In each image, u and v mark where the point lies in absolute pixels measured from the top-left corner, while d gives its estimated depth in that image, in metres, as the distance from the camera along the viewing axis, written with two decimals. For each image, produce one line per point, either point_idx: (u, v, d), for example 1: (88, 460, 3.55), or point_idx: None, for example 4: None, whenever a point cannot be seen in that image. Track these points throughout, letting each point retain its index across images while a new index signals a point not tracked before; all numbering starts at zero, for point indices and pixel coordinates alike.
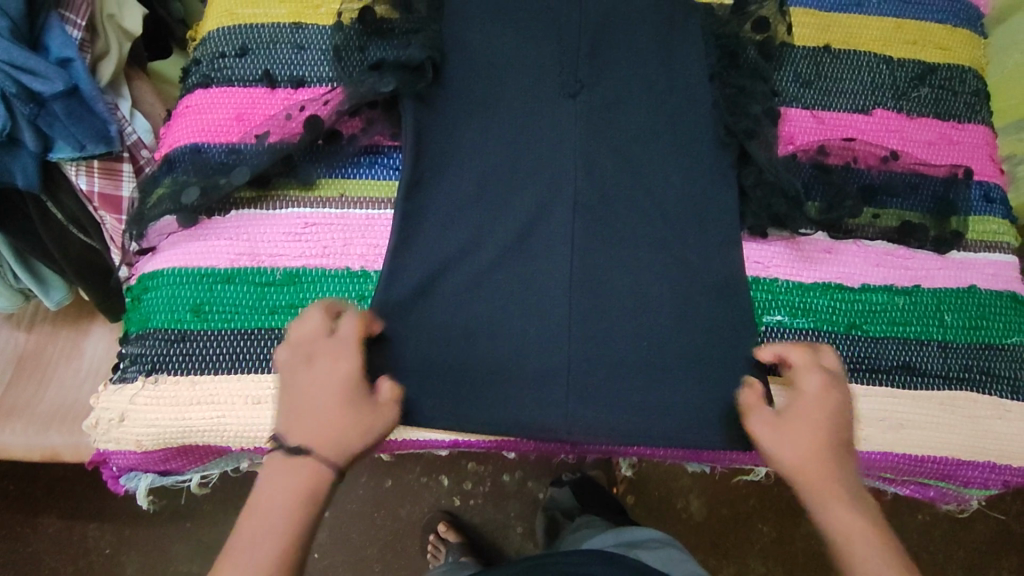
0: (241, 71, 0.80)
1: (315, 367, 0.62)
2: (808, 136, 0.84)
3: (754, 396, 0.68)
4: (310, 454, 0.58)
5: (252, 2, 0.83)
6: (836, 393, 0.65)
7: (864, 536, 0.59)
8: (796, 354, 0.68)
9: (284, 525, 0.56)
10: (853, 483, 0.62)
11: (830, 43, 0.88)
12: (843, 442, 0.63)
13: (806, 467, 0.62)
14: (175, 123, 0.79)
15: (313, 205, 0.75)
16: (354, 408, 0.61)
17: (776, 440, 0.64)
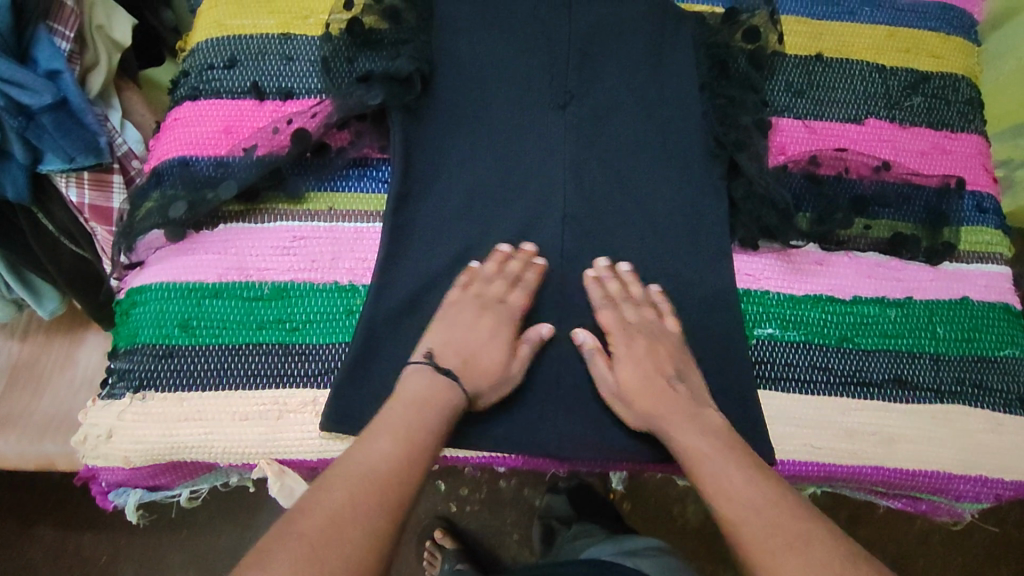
0: (229, 83, 0.80)
1: (480, 319, 0.71)
2: (799, 146, 0.83)
3: (600, 359, 0.71)
4: (454, 379, 0.67)
5: (241, 14, 0.83)
6: (643, 340, 0.71)
7: (710, 459, 0.63)
8: (602, 311, 0.73)
9: (424, 421, 0.62)
10: (696, 412, 0.67)
11: (822, 52, 0.88)
12: (665, 367, 0.70)
13: (651, 416, 0.68)
14: (163, 136, 0.79)
15: (301, 219, 0.75)
16: (496, 361, 0.69)
17: (623, 395, 0.70)
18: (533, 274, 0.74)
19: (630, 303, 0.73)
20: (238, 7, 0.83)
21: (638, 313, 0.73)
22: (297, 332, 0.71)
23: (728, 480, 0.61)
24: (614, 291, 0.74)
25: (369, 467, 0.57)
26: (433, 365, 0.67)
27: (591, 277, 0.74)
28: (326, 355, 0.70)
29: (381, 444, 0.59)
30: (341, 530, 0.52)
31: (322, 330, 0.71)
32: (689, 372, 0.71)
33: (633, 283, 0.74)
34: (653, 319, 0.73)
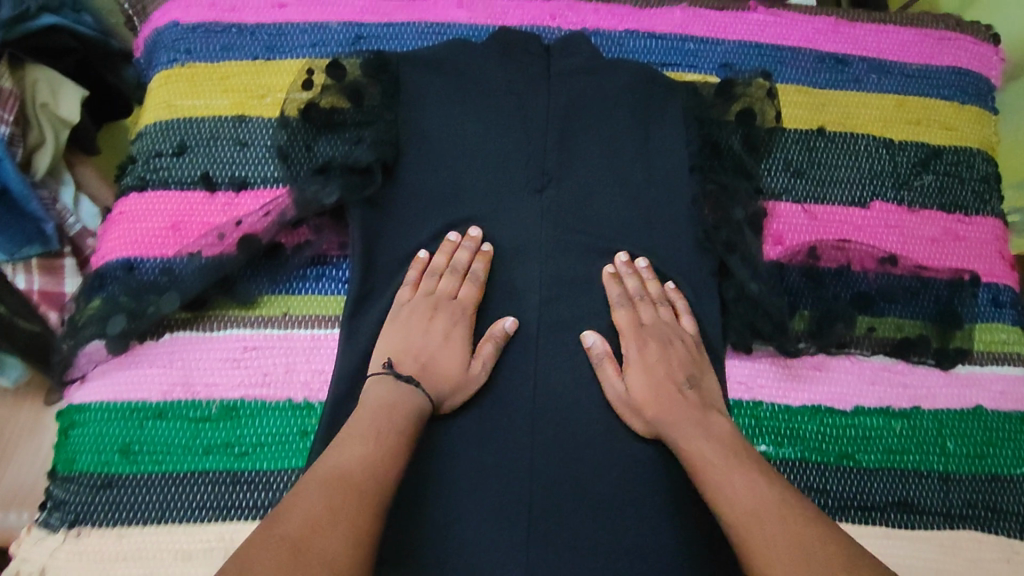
0: (178, 172, 0.74)
1: (434, 318, 0.68)
2: (798, 234, 0.77)
3: (609, 365, 0.69)
4: (415, 381, 0.63)
5: (192, 93, 0.77)
6: (654, 343, 0.69)
7: (714, 463, 0.58)
8: (619, 313, 0.71)
9: (400, 423, 0.58)
10: (700, 418, 0.64)
11: (825, 124, 0.81)
12: (677, 367, 0.68)
13: (659, 423, 0.65)
14: (107, 230, 0.73)
15: (253, 325, 0.70)
16: (453, 360, 0.67)
17: (635, 404, 0.67)
18: (482, 263, 0.72)
19: (646, 301, 0.71)
20: (190, 86, 0.77)
21: (653, 314, 0.71)
22: (246, 457, 0.65)
23: (728, 486, 0.56)
24: (634, 289, 0.72)
25: (345, 471, 0.52)
26: (394, 372, 0.63)
27: (609, 276, 0.72)
28: (277, 484, 0.65)
29: (357, 448, 0.55)
30: (321, 538, 0.47)
31: (274, 455, 0.66)
32: (702, 374, 0.68)
33: (651, 282, 0.72)
34: (667, 320, 0.71)
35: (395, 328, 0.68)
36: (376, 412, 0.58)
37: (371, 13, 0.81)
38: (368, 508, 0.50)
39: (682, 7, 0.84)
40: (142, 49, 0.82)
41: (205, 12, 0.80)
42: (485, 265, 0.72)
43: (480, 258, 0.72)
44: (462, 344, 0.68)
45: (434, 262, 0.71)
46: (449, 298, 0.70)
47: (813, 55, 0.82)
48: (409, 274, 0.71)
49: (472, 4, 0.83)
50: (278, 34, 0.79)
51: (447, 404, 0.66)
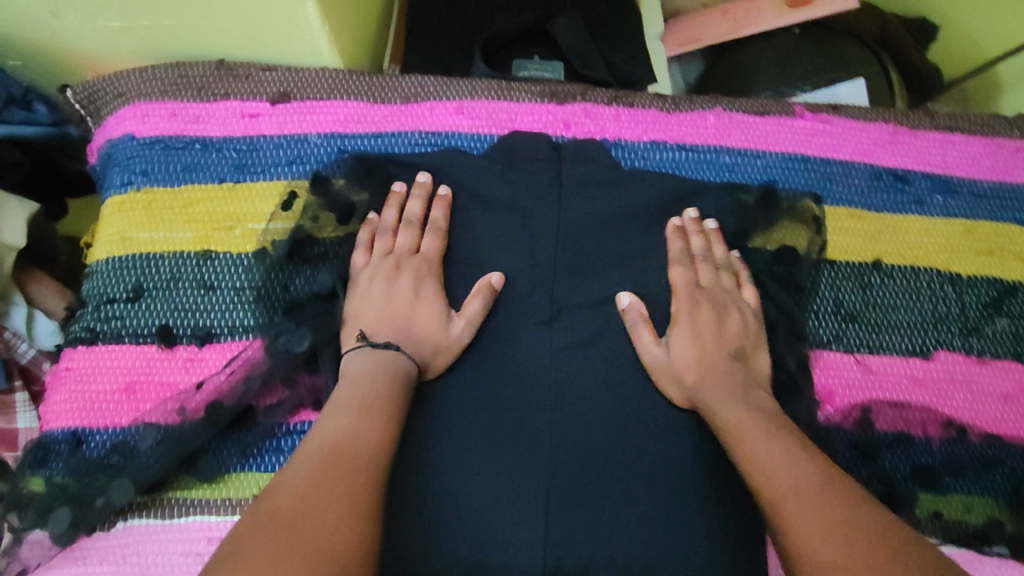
0: (133, 323, 0.64)
1: (398, 278, 0.63)
2: (849, 392, 0.66)
3: (645, 330, 0.62)
4: (395, 347, 0.59)
5: (149, 224, 0.66)
6: (708, 307, 0.63)
7: (759, 435, 0.54)
8: (676, 270, 0.65)
9: (391, 390, 0.56)
10: (744, 391, 0.60)
11: (882, 256, 0.70)
12: (733, 339, 0.63)
13: (701, 389, 0.60)
14: (54, 390, 0.64)
15: (218, 512, 0.61)
16: (431, 318, 0.62)
17: (675, 369, 0.60)
18: (441, 210, 0.67)
19: (709, 264, 0.66)
20: (147, 215, 0.67)
21: (713, 277, 0.65)
22: None
23: (771, 456, 0.52)
24: (699, 248, 0.66)
25: (331, 443, 0.50)
26: (371, 344, 0.59)
27: (676, 229, 0.67)
28: None
29: (342, 419, 0.53)
30: (320, 501, 0.45)
31: None
32: (753, 352, 0.64)
33: (718, 245, 0.67)
34: (727, 287, 0.66)
35: (357, 292, 0.63)
36: (361, 386, 0.56)
37: (358, 123, 0.71)
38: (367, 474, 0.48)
39: (716, 111, 0.73)
40: (96, 162, 0.72)
41: (165, 124, 0.69)
42: (444, 210, 0.66)
43: (439, 203, 0.67)
44: (435, 300, 0.63)
45: (383, 220, 0.67)
46: (410, 254, 0.65)
47: (867, 170, 0.71)
48: (360, 237, 0.66)
49: (474, 109, 0.72)
50: (250, 150, 0.68)
51: (438, 365, 0.61)
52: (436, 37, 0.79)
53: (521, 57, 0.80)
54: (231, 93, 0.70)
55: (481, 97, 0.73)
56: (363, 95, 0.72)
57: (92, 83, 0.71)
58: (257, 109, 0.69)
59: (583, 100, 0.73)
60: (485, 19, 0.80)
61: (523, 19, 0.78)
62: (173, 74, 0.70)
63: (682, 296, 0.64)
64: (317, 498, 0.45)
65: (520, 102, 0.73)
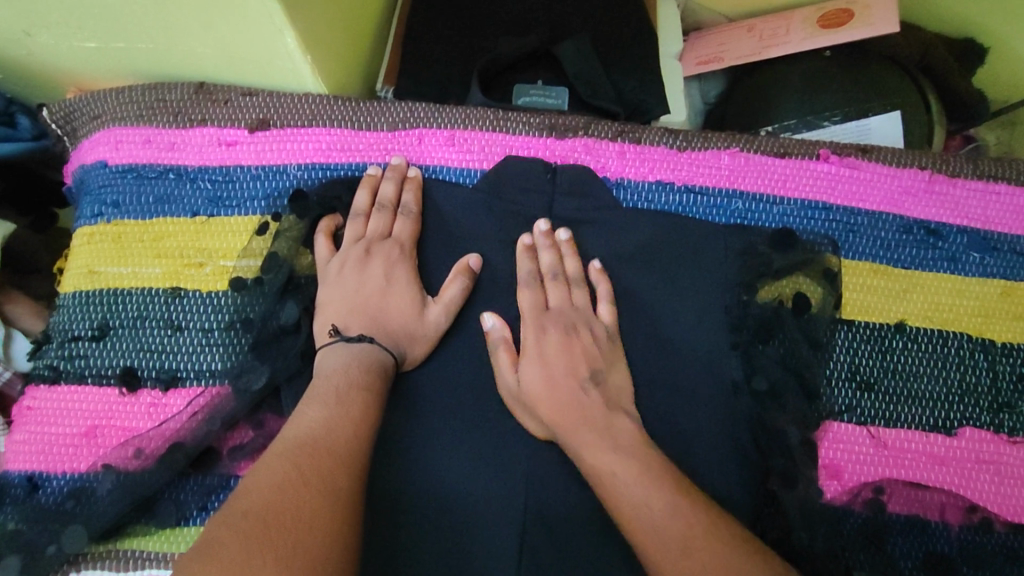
0: (97, 362, 0.61)
1: (368, 263, 0.60)
2: (860, 468, 0.59)
3: (504, 353, 0.57)
4: (371, 340, 0.57)
5: (118, 258, 0.63)
6: (558, 331, 0.58)
7: (629, 483, 0.48)
8: (523, 295, 0.60)
9: (369, 385, 0.54)
10: (603, 424, 0.53)
11: (907, 318, 0.63)
12: (597, 360, 0.57)
13: (553, 420, 0.54)
14: (14, 429, 0.61)
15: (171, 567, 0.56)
16: (407, 305, 0.59)
17: (527, 400, 0.55)
18: (413, 195, 0.63)
19: (559, 282, 0.60)
20: (116, 248, 0.64)
21: (563, 296, 0.60)
22: None
23: (640, 517, 0.46)
24: (547, 266, 0.60)
25: (308, 438, 0.49)
26: (345, 338, 0.57)
27: (524, 248, 0.61)
28: None
29: (316, 412, 0.51)
30: (296, 503, 0.44)
31: None
32: (610, 373, 0.57)
33: (572, 259, 0.61)
34: (579, 305, 0.60)
35: (326, 282, 0.61)
36: (333, 381, 0.54)
37: (340, 151, 0.66)
38: (340, 471, 0.47)
39: (731, 150, 0.66)
40: (69, 185, 0.69)
41: (139, 151, 0.66)
42: (416, 193, 0.63)
43: (410, 186, 0.64)
44: (411, 286, 0.60)
45: (355, 204, 0.63)
46: (382, 240, 0.62)
47: (896, 222, 0.65)
48: (324, 227, 0.63)
49: (466, 140, 0.66)
50: (225, 180, 0.65)
51: (417, 354, 0.59)
52: (433, 57, 0.75)
53: (523, 81, 0.75)
54: (207, 119, 0.66)
55: (474, 127, 0.67)
56: (347, 122, 0.66)
57: (69, 104, 0.69)
58: (235, 138, 0.65)
59: (585, 134, 0.67)
60: (486, 39, 0.76)
61: (526, 42, 0.73)
62: (150, 98, 0.67)
63: (532, 315, 0.59)
64: (292, 501, 0.44)
65: (516, 134, 0.67)
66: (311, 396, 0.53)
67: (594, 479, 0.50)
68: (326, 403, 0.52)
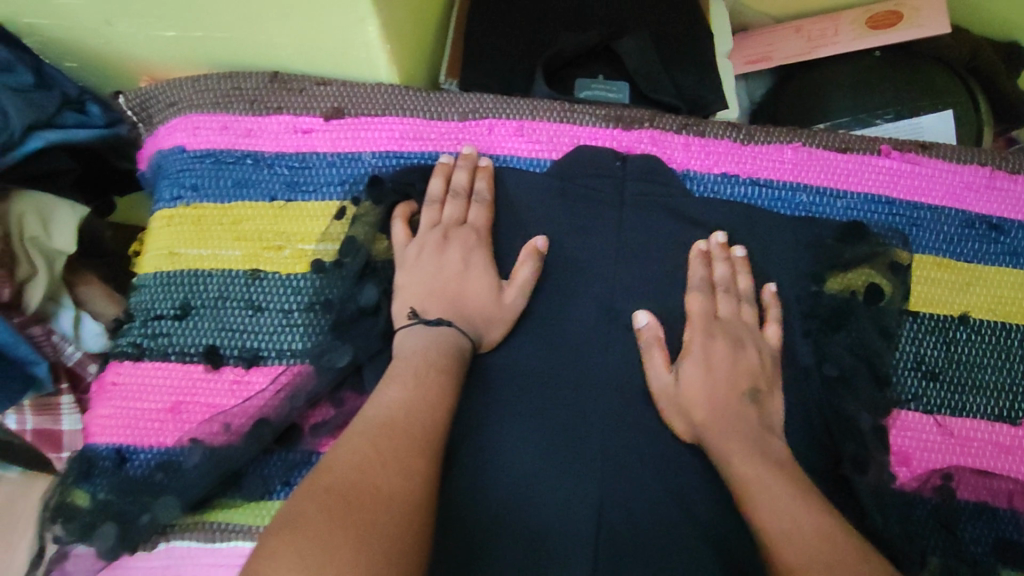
0: (180, 341, 0.63)
1: (446, 248, 0.61)
2: (928, 456, 0.61)
3: (658, 353, 0.59)
4: (449, 324, 0.58)
5: (199, 240, 0.65)
6: (725, 342, 0.59)
7: (772, 492, 0.50)
8: (693, 297, 0.61)
9: (446, 370, 0.55)
10: (757, 437, 0.55)
11: (970, 311, 0.64)
12: (766, 381, 0.58)
13: (707, 425, 0.56)
14: (100, 404, 0.63)
15: (252, 537, 0.58)
16: (483, 289, 0.60)
17: (682, 400, 0.57)
18: (486, 182, 0.65)
19: (730, 295, 0.61)
20: (195, 231, 0.65)
21: (733, 308, 0.61)
22: None
23: (773, 518, 0.49)
24: (722, 277, 0.62)
25: (383, 420, 0.50)
26: (423, 321, 0.58)
27: (699, 254, 0.62)
28: None
29: (394, 391, 0.52)
30: (372, 477, 0.45)
31: None
32: (769, 393, 0.58)
33: (743, 275, 0.62)
34: (748, 321, 0.61)
35: (403, 266, 0.62)
36: (409, 365, 0.55)
37: (413, 140, 0.67)
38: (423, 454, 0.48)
39: (794, 145, 0.68)
40: (147, 170, 0.71)
41: (217, 137, 0.67)
42: (488, 181, 0.65)
43: (481, 175, 0.65)
44: (487, 270, 0.61)
45: (430, 190, 0.65)
46: (458, 225, 0.63)
47: (959, 217, 0.66)
48: (399, 212, 0.64)
49: (536, 131, 0.68)
50: (301, 167, 0.66)
51: (492, 338, 0.60)
52: (497, 50, 0.77)
53: (583, 76, 0.76)
54: (283, 108, 0.67)
55: (543, 118, 0.68)
56: (419, 112, 0.68)
57: (145, 91, 0.71)
58: (310, 125, 0.67)
59: (651, 126, 0.68)
60: (547, 34, 0.77)
61: (588, 37, 0.75)
62: (226, 86, 0.68)
63: (701, 321, 0.60)
64: (370, 479, 0.45)
65: (584, 125, 0.68)
66: (388, 378, 0.54)
67: (734, 485, 0.53)
68: (405, 386, 0.53)
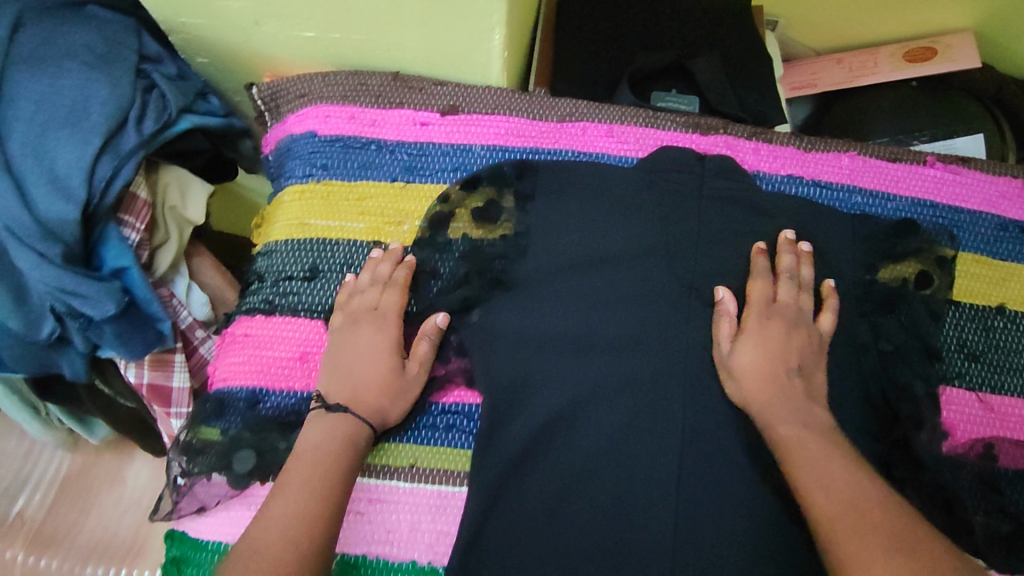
0: (309, 299, 0.71)
1: (360, 335, 0.67)
2: (971, 427, 0.68)
3: (727, 324, 0.67)
4: (346, 409, 0.64)
5: (327, 213, 0.74)
6: (782, 323, 0.67)
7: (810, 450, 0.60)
8: (758, 281, 0.69)
9: (338, 462, 0.61)
10: (802, 407, 0.63)
11: (1006, 302, 0.73)
12: (811, 363, 0.66)
13: (751, 392, 0.64)
14: (231, 352, 0.71)
15: (379, 476, 0.67)
16: (388, 372, 0.66)
17: (735, 372, 0.65)
18: (405, 272, 0.70)
19: (793, 282, 0.69)
20: (324, 205, 0.74)
21: (792, 295, 0.68)
22: None
23: None
24: (788, 266, 0.69)
25: (274, 538, 0.55)
26: (324, 405, 0.64)
27: (762, 249, 0.70)
28: None
29: (282, 507, 0.57)
30: None
31: None
32: (813, 373, 0.65)
33: (806, 269, 0.70)
34: (803, 308, 0.68)
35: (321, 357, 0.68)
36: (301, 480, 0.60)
37: (517, 137, 0.77)
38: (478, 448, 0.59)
39: (850, 153, 0.78)
40: (274, 152, 0.80)
41: (344, 125, 0.77)
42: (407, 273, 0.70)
43: (403, 266, 0.70)
44: (392, 356, 0.67)
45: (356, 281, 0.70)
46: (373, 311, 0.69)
47: (994, 221, 0.75)
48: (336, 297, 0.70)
49: (624, 133, 0.78)
50: (419, 154, 0.76)
51: (393, 414, 0.66)
52: (583, 65, 0.87)
53: (659, 89, 0.86)
54: (405, 103, 0.77)
55: (630, 123, 0.78)
56: (523, 112, 0.77)
57: (276, 84, 0.79)
58: (428, 119, 0.77)
59: (725, 133, 0.78)
60: (626, 53, 0.88)
61: (665, 56, 0.85)
62: (354, 82, 0.78)
63: (761, 304, 0.68)
64: None
65: (665, 130, 0.78)
66: (282, 482, 0.59)
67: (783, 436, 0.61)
68: (297, 490, 0.58)
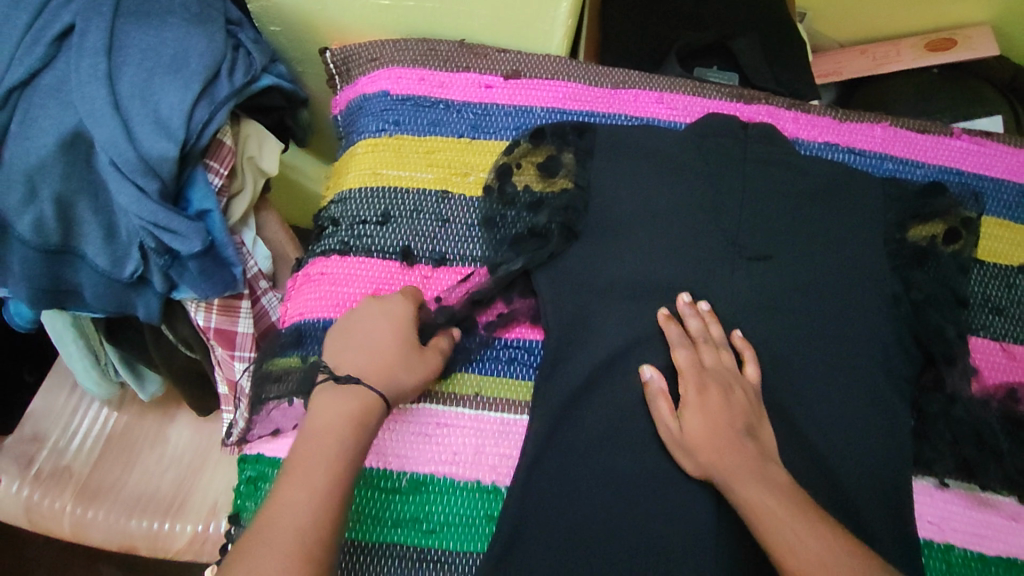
0: (381, 242, 0.76)
1: (379, 315, 0.68)
2: (997, 373, 0.74)
3: (665, 402, 0.67)
4: (361, 380, 0.63)
5: (398, 163, 0.79)
6: (716, 389, 0.67)
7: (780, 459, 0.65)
8: (679, 352, 0.69)
9: (355, 445, 0.59)
10: (762, 469, 0.63)
11: None
12: (757, 418, 0.67)
13: (710, 464, 0.64)
14: (306, 289, 0.76)
15: (446, 402, 0.72)
16: (403, 351, 0.66)
17: (687, 444, 0.65)
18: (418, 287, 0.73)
19: (709, 345, 0.70)
20: (395, 157, 0.80)
21: (715, 357, 0.69)
22: (434, 535, 0.67)
23: None
24: (697, 331, 0.70)
25: (292, 529, 0.53)
26: (336, 379, 0.63)
27: (666, 318, 0.71)
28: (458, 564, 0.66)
29: (299, 497, 0.55)
30: None
31: (461, 535, 0.67)
32: (761, 427, 0.67)
33: (714, 326, 0.71)
34: (729, 366, 0.69)
35: (333, 340, 0.68)
36: (321, 471, 0.57)
37: (574, 101, 0.83)
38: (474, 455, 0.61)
39: (882, 124, 0.84)
40: (345, 111, 0.86)
41: (414, 86, 0.83)
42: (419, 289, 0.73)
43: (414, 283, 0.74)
44: (410, 335, 0.68)
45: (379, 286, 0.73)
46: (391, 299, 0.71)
47: (1015, 189, 0.81)
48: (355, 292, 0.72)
49: (673, 101, 0.84)
50: (484, 113, 0.82)
51: (404, 385, 0.65)
52: (631, 42, 0.94)
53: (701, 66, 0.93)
54: (471, 67, 0.83)
55: (678, 91, 0.85)
56: (580, 79, 0.84)
57: (349, 48, 0.85)
58: (492, 82, 0.83)
59: (766, 103, 0.85)
60: (671, 32, 0.94)
61: (706, 36, 0.92)
62: (424, 48, 0.84)
63: (693, 375, 0.68)
64: None
65: (711, 99, 0.85)
66: (295, 465, 0.57)
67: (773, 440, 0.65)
68: (317, 478, 0.56)
